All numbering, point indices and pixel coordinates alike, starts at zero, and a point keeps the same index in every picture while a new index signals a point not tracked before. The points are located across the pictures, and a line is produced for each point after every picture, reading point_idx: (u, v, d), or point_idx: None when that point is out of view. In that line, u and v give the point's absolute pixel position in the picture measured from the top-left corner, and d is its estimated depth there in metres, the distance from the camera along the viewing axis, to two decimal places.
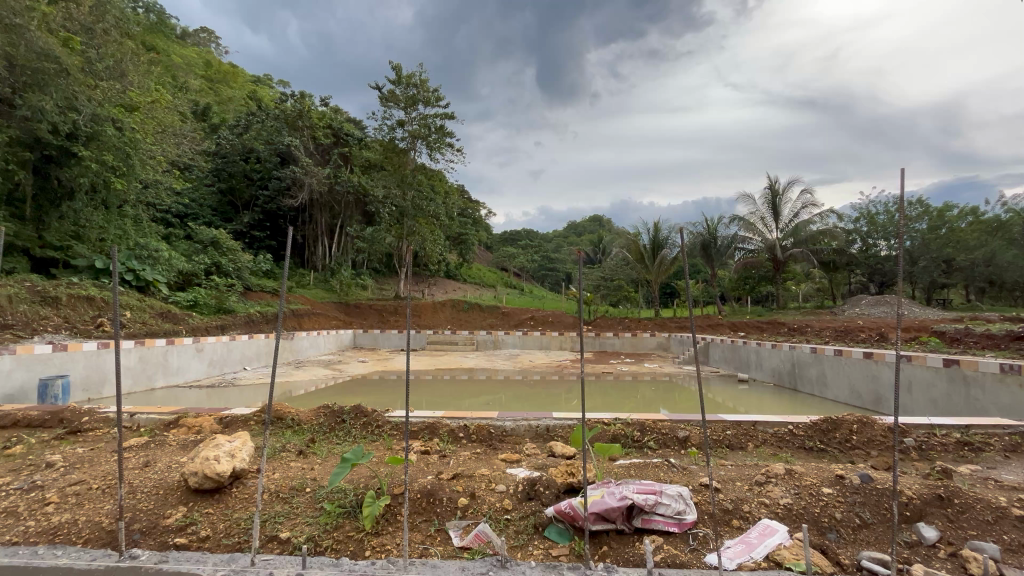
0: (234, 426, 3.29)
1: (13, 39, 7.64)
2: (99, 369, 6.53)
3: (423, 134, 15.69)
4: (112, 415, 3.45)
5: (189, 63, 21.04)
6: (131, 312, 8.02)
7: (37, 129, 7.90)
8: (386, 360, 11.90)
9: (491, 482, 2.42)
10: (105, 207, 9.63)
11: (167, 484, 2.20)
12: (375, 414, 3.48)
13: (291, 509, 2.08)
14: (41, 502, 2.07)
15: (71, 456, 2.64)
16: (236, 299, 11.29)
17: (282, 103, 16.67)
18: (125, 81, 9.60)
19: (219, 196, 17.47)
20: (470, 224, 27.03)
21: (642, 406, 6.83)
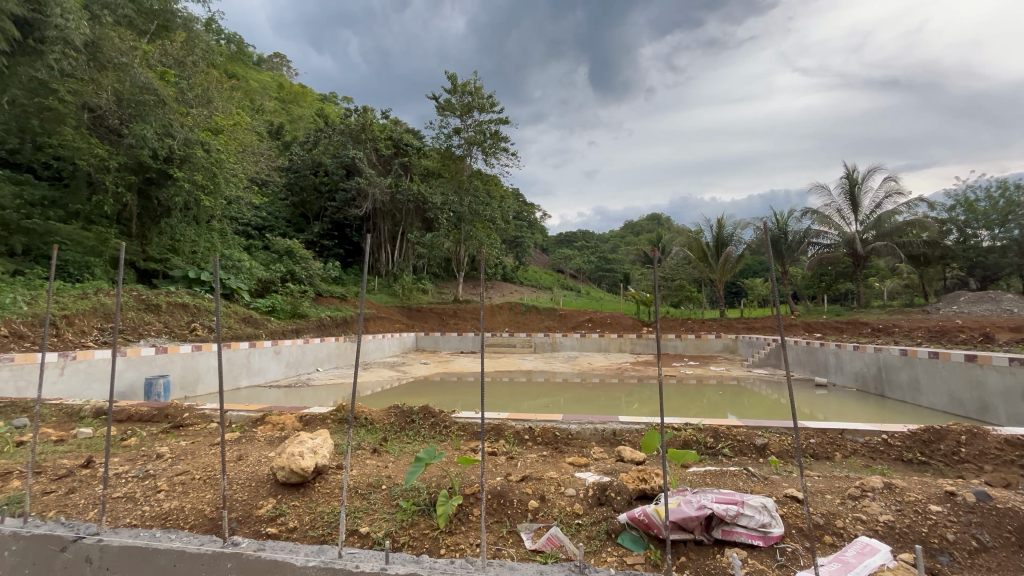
0: (313, 424, 3.50)
1: (122, 77, 8.66)
2: (193, 369, 7.18)
3: (478, 140, 16.07)
4: (208, 412, 3.78)
5: (264, 86, 22.75)
6: (216, 317, 8.83)
7: (141, 155, 8.95)
8: (447, 362, 12.20)
9: (561, 486, 2.40)
10: (197, 222, 10.69)
11: (258, 477, 2.36)
12: (443, 414, 3.57)
13: (369, 504, 2.17)
14: (154, 489, 2.29)
15: (176, 448, 2.92)
16: (309, 304, 12.04)
17: (347, 118, 17.63)
18: (211, 107, 10.40)
19: (293, 209, 18.73)
20: (526, 227, 27.24)
21: (710, 411, 6.54)
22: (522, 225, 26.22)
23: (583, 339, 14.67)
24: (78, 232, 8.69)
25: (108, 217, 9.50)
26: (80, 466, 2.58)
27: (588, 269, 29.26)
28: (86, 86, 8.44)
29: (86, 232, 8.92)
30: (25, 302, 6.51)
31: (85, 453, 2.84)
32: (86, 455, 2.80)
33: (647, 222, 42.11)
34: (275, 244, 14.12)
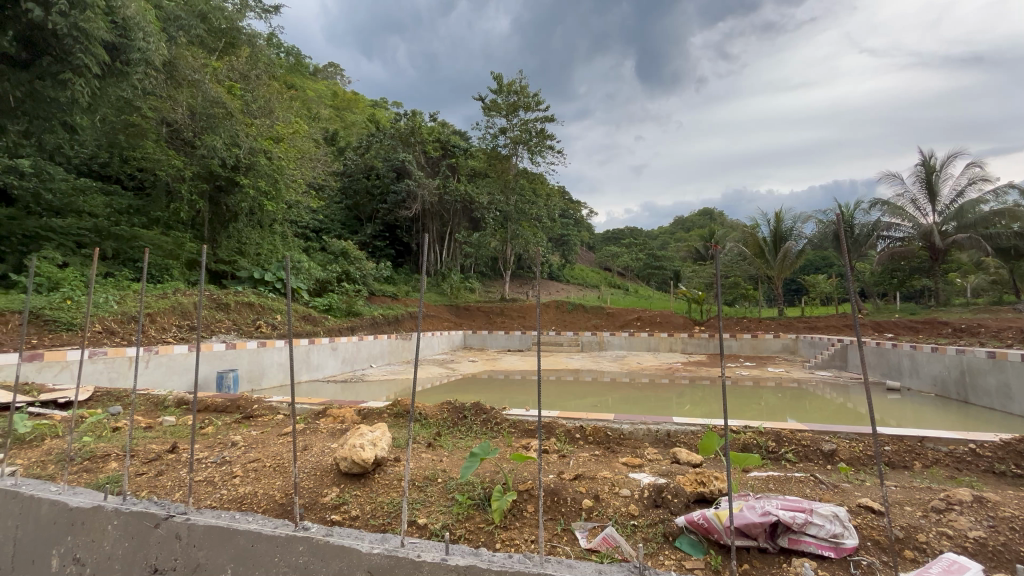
0: (370, 417, 3.64)
1: (195, 93, 9.51)
2: (259, 363, 7.65)
3: (524, 139, 16.21)
4: (274, 404, 4.01)
5: (321, 95, 23.85)
6: (279, 315, 9.40)
7: (211, 165, 9.58)
8: (495, 360, 12.33)
9: (615, 486, 2.37)
10: (261, 226, 11.25)
11: (323, 467, 2.49)
12: (495, 411, 3.61)
13: (426, 497, 2.23)
14: (230, 475, 2.47)
15: (248, 437, 3.12)
16: (363, 302, 12.51)
17: (397, 122, 18.17)
18: (273, 116, 10.97)
19: (347, 212, 19.49)
20: (572, 224, 27.05)
21: (768, 414, 6.23)
22: (568, 222, 26.05)
23: (631, 338, 14.39)
24: (158, 237, 9.58)
25: (184, 222, 10.32)
26: (167, 451, 2.82)
27: (637, 267, 28.61)
28: (164, 102, 9.37)
29: (165, 237, 9.78)
30: (115, 301, 7.17)
31: (169, 439, 3.10)
32: (171, 441, 3.05)
33: (699, 216, 40.63)
34: (332, 246, 14.79)
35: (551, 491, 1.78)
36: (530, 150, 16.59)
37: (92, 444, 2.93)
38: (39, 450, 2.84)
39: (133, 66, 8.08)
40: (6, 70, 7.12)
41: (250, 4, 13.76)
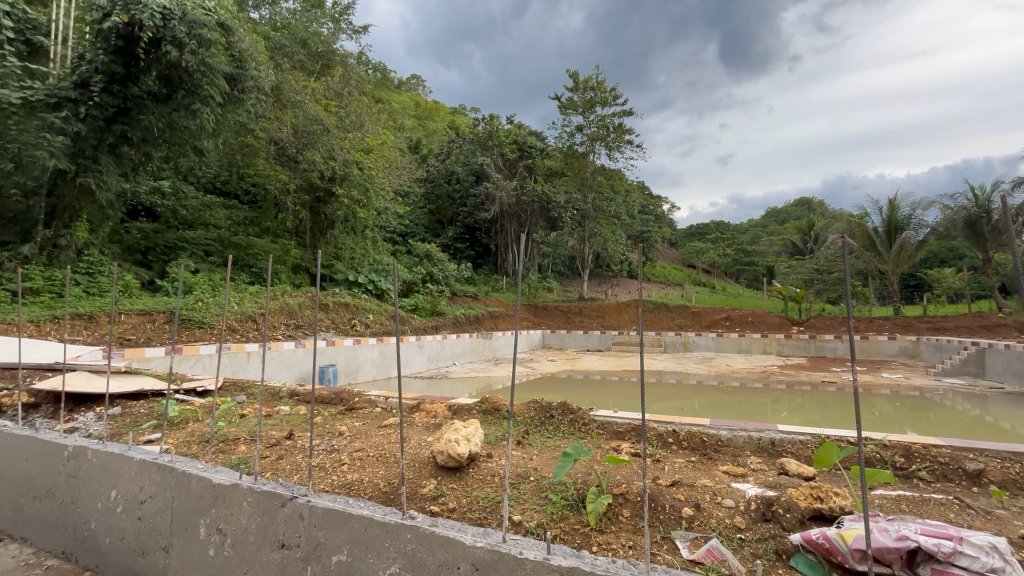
0: (460, 413, 3.76)
1: (298, 113, 10.55)
2: (354, 359, 8.24)
3: (602, 135, 15.99)
4: (373, 398, 4.29)
5: (406, 106, 25.18)
6: (371, 315, 10.09)
7: (312, 177, 10.54)
8: (574, 360, 12.23)
9: (717, 495, 2.23)
10: (355, 232, 11.94)
11: (421, 459, 2.61)
12: (582, 411, 3.57)
13: (521, 493, 2.24)
14: (339, 462, 2.68)
15: (353, 428, 3.36)
16: (446, 302, 13.03)
17: (476, 127, 18.74)
18: (363, 129, 11.84)
19: (430, 216, 20.28)
20: (653, 221, 26.10)
21: (888, 426, 5.54)
22: (647, 219, 25.22)
23: (720, 338, 13.55)
24: (269, 245, 10.68)
25: (289, 231, 11.38)
26: (285, 437, 3.12)
27: (724, 264, 26.91)
28: (272, 123, 10.40)
29: (274, 244, 10.88)
30: (237, 302, 8.10)
31: (286, 427, 3.42)
32: (288, 428, 3.37)
33: (794, 207, 37.41)
34: (416, 249, 15.47)
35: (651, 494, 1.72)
36: (607, 146, 16.32)
37: (225, 429, 3.32)
38: (185, 432, 3.27)
39: (246, 93, 9.04)
40: (151, 105, 8.27)
41: (343, 27, 14.90)
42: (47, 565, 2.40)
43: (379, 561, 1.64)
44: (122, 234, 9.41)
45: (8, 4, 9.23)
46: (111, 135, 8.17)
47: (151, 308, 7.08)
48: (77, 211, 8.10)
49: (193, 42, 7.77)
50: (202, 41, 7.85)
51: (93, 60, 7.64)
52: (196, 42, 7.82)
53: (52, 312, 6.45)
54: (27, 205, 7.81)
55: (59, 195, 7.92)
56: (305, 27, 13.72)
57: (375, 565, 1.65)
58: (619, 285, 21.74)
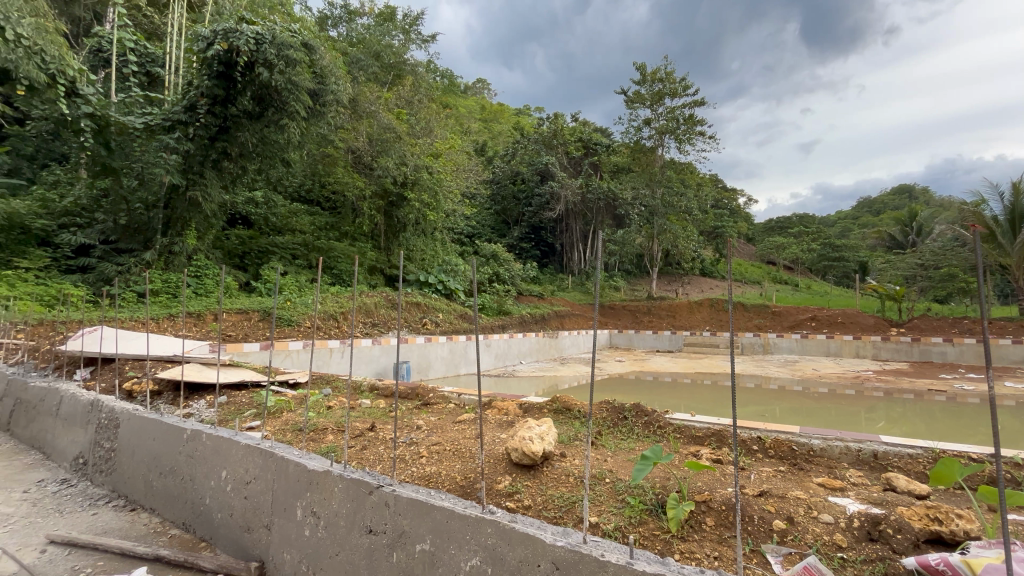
0: (531, 411, 3.78)
1: (373, 122, 11.15)
2: (426, 356, 8.57)
3: (671, 128, 15.42)
4: (447, 395, 4.42)
5: (472, 109, 25.73)
6: (440, 314, 10.42)
7: (385, 183, 11.11)
8: (643, 360, 11.89)
9: (812, 510, 2.06)
10: (426, 234, 12.42)
11: (496, 455, 2.65)
12: (657, 414, 3.45)
13: (597, 495, 2.19)
14: (418, 454, 2.79)
15: (429, 422, 3.49)
16: (512, 302, 13.19)
17: (540, 127, 18.76)
18: (432, 135, 12.28)
19: (496, 217, 20.52)
20: (727, 215, 24.73)
21: (1014, 442, 4.84)
22: (721, 214, 23.95)
23: (805, 341, 12.55)
24: (347, 248, 11.37)
25: (366, 235, 12.03)
26: (368, 429, 3.30)
27: (809, 260, 24.89)
28: (350, 133, 11.07)
29: (352, 247, 11.56)
30: (320, 302, 8.72)
31: (369, 419, 3.62)
32: (371, 420, 3.57)
33: (891, 196, 33.82)
34: (483, 249, 15.69)
35: (740, 502, 1.61)
36: (677, 139, 15.69)
37: (315, 419, 3.57)
38: (281, 420, 3.57)
39: (327, 107, 9.64)
40: (246, 123, 9.06)
41: (413, 37, 15.51)
42: (171, 534, 2.71)
43: (460, 553, 1.68)
44: (224, 240, 10.36)
45: (133, 41, 10.64)
46: (214, 151, 9.08)
47: (247, 307, 7.81)
48: (187, 221, 9.08)
49: (281, 62, 8.49)
50: (289, 61, 8.59)
51: (200, 86, 8.57)
52: (283, 62, 8.55)
53: (169, 311, 7.32)
54: (148, 216, 8.92)
55: (173, 207, 8.95)
56: (379, 41, 14.47)
57: (456, 556, 1.69)
58: (690, 283, 20.83)
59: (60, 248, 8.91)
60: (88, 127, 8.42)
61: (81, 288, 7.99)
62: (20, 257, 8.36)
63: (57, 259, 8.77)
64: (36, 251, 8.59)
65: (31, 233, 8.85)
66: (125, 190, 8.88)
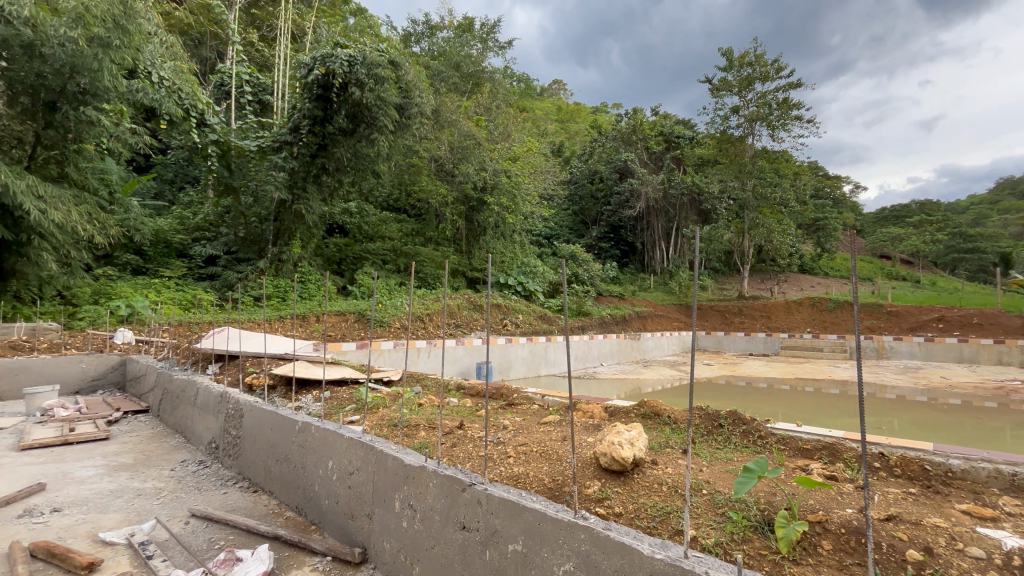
0: (618, 415, 3.68)
1: (454, 131, 11.57)
2: (507, 356, 8.70)
3: (763, 114, 14.32)
4: (531, 395, 4.45)
5: (548, 111, 25.70)
6: (521, 315, 10.58)
7: (466, 188, 11.49)
8: (734, 364, 11.13)
9: (958, 541, 1.78)
10: (505, 237, 12.66)
11: (583, 459, 2.59)
12: (757, 424, 3.20)
13: (693, 508, 2.06)
14: (506, 454, 2.83)
15: (515, 423, 3.52)
16: (592, 303, 13.01)
17: (618, 124, 18.27)
18: (510, 139, 12.49)
19: (574, 217, 20.32)
20: (830, 205, 22.45)
21: None
22: (823, 204, 21.81)
23: (930, 344, 11.01)
24: (432, 253, 11.92)
25: (448, 239, 12.51)
26: (457, 427, 3.41)
27: (932, 253, 21.85)
28: (433, 143, 11.57)
29: (436, 252, 12.11)
30: (407, 304, 9.21)
31: (457, 417, 3.73)
32: (459, 418, 3.68)
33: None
34: (561, 250, 15.61)
35: (870, 530, 1.43)
36: (769, 126, 14.55)
37: (408, 415, 3.75)
38: (377, 415, 3.80)
39: (412, 119, 10.12)
40: (342, 139, 9.80)
41: (490, 45, 15.86)
42: (286, 515, 3.00)
43: (553, 557, 1.67)
44: (324, 247, 11.25)
45: (248, 74, 12.01)
46: (314, 167, 9.96)
47: (345, 309, 8.47)
48: (293, 232, 10.03)
49: (371, 80, 9.10)
50: (377, 79, 9.18)
51: (303, 109, 9.44)
52: (372, 80, 9.16)
53: (280, 313, 8.14)
54: (262, 228, 9.94)
55: (281, 219, 9.92)
56: (458, 52, 15.00)
57: (549, 559, 1.69)
58: (787, 281, 19.19)
59: (194, 259, 10.25)
60: (215, 152, 9.89)
61: (210, 294, 9.14)
62: (164, 267, 9.74)
63: (192, 268, 10.10)
64: (176, 262, 9.96)
65: (172, 246, 10.31)
66: (243, 207, 10.03)
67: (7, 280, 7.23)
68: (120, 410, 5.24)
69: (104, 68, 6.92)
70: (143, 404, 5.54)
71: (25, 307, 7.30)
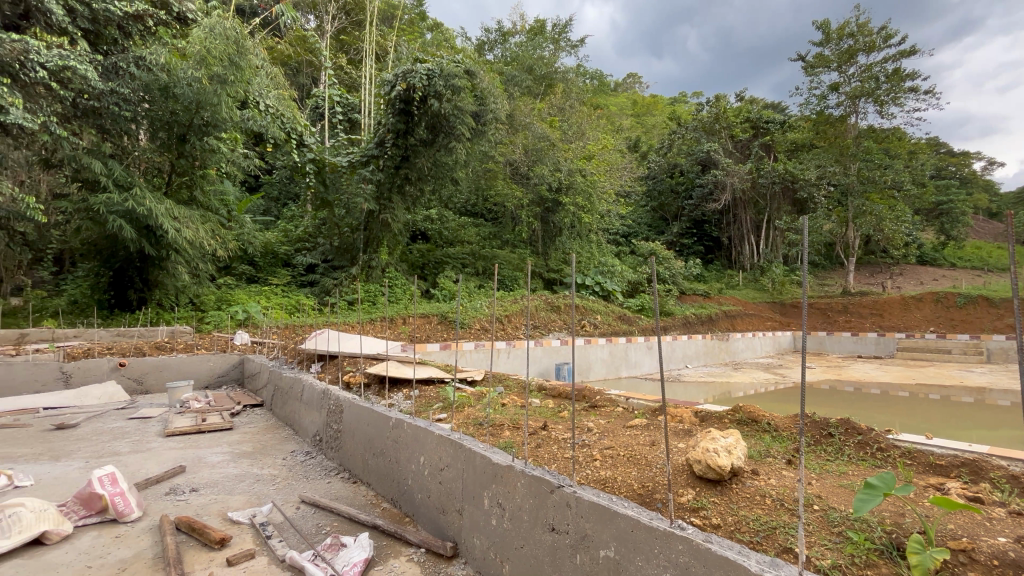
0: (710, 420, 3.47)
1: (528, 134, 11.67)
2: (586, 358, 8.60)
3: (869, 89, 12.85)
4: (615, 398, 4.35)
5: (623, 106, 25.05)
6: (599, 316, 10.43)
7: (542, 190, 11.52)
8: (841, 367, 10.08)
9: None
10: (581, 237, 12.55)
11: (675, 465, 2.47)
12: (876, 435, 2.86)
13: (803, 524, 1.88)
14: (591, 457, 2.78)
15: (600, 425, 3.44)
16: (674, 302, 12.49)
17: (699, 113, 17.30)
18: (585, 138, 12.37)
19: (653, 213, 19.63)
20: (957, 186, 19.57)
21: None
22: (947, 184, 19.08)
23: None
24: (508, 255, 12.13)
25: (525, 241, 12.62)
26: (541, 427, 3.42)
27: None
28: (508, 147, 11.76)
29: (513, 254, 12.31)
30: (486, 307, 9.46)
31: (541, 418, 3.73)
32: (543, 420, 3.68)
33: None
34: (640, 248, 15.14)
35: None
36: (877, 102, 13.04)
37: (493, 414, 3.83)
38: (464, 414, 3.91)
39: (488, 125, 10.34)
40: (423, 149, 10.28)
41: (562, 45, 15.81)
42: (383, 506, 3.18)
43: (648, 566, 1.61)
44: (408, 253, 11.85)
45: (339, 95, 13.03)
46: (398, 178, 10.54)
47: (429, 311, 8.88)
48: (380, 240, 10.69)
49: (448, 91, 9.44)
50: (454, 89, 9.50)
51: (387, 124, 10.04)
52: (450, 91, 9.49)
53: (371, 317, 8.72)
54: (353, 237, 10.68)
55: (370, 228, 10.60)
56: (531, 56, 15.12)
57: (645, 568, 1.63)
58: (903, 274, 17.03)
59: (297, 267, 11.28)
60: (312, 170, 10.82)
61: (311, 299, 10.01)
62: (272, 276, 10.82)
63: (295, 276, 11.12)
64: (282, 271, 11.02)
65: (279, 257, 11.43)
66: (337, 218, 10.85)
67: (153, 289, 8.54)
68: (240, 403, 5.90)
69: (222, 101, 7.89)
70: (258, 398, 6.19)
71: (166, 313, 8.53)
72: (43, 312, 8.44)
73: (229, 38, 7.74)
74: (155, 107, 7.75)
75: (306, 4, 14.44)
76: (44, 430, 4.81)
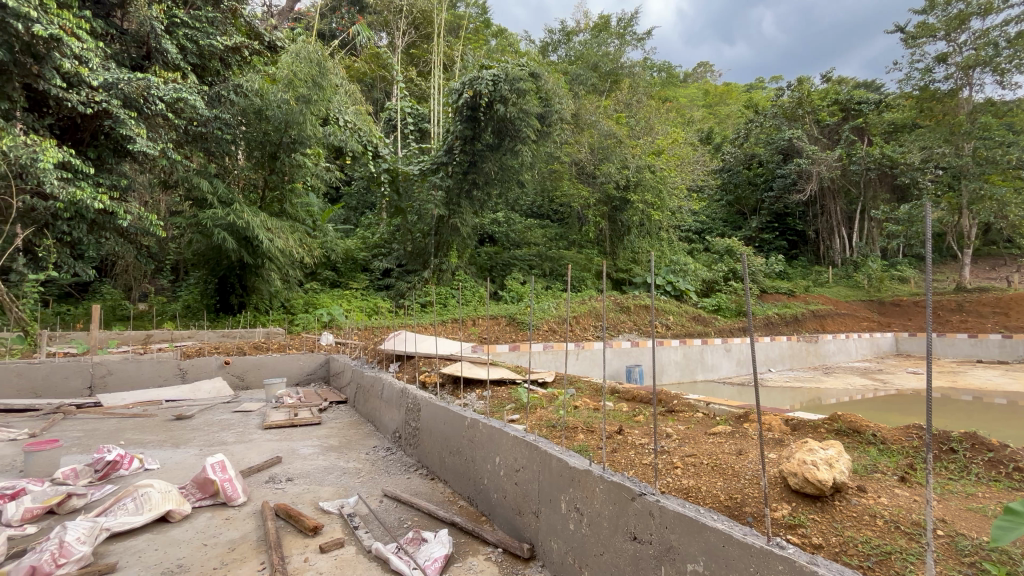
0: (804, 430, 3.19)
1: (594, 131, 11.49)
2: (659, 359, 8.31)
3: (985, 57, 11.29)
4: (695, 403, 4.13)
5: (695, 97, 23.92)
6: (672, 316, 10.04)
7: (609, 188, 11.31)
8: (956, 372, 8.94)
9: None
10: (651, 235, 12.16)
11: (767, 477, 2.29)
12: (1012, 453, 2.48)
13: (924, 551, 1.66)
14: (672, 464, 2.65)
15: (680, 431, 3.28)
16: (754, 301, 11.74)
17: (779, 98, 16.10)
18: (653, 133, 11.99)
19: (729, 207, 18.55)
20: None
21: None
22: None
23: None
24: (576, 256, 12.07)
25: (592, 241, 12.44)
26: (617, 432, 3.33)
27: None
28: (573, 147, 11.66)
29: (580, 255, 12.20)
30: (554, 309, 9.47)
31: (616, 423, 3.63)
32: (619, 424, 3.57)
33: None
34: (715, 245, 14.39)
35: None
36: (996, 71, 11.44)
37: (566, 417, 3.79)
38: (537, 416, 3.90)
39: (553, 126, 10.32)
40: (489, 154, 10.45)
41: (628, 39, 15.42)
42: (460, 504, 3.26)
43: None
44: (477, 256, 12.11)
45: (410, 107, 13.61)
46: (466, 183, 10.81)
47: (498, 313, 9.03)
48: (450, 243, 11.03)
49: (513, 95, 9.53)
50: (519, 92, 9.57)
51: (454, 131, 10.33)
52: (515, 94, 9.58)
53: (442, 318, 9.02)
54: (425, 242, 11.10)
55: (441, 233, 10.94)
56: (596, 53, 14.90)
57: None
58: None
59: (374, 272, 11.92)
60: (387, 179, 11.40)
61: (387, 302, 10.54)
62: (353, 280, 11.53)
63: (373, 280, 11.77)
64: (361, 276, 11.70)
65: (358, 262, 12.14)
66: (410, 224, 11.32)
67: (251, 294, 9.42)
68: (326, 400, 6.31)
69: (307, 120, 8.54)
70: (342, 395, 6.60)
71: (262, 316, 9.37)
72: (163, 314, 9.60)
73: (313, 61, 8.35)
74: (251, 129, 8.54)
75: (380, 22, 15.23)
76: (166, 420, 5.44)
